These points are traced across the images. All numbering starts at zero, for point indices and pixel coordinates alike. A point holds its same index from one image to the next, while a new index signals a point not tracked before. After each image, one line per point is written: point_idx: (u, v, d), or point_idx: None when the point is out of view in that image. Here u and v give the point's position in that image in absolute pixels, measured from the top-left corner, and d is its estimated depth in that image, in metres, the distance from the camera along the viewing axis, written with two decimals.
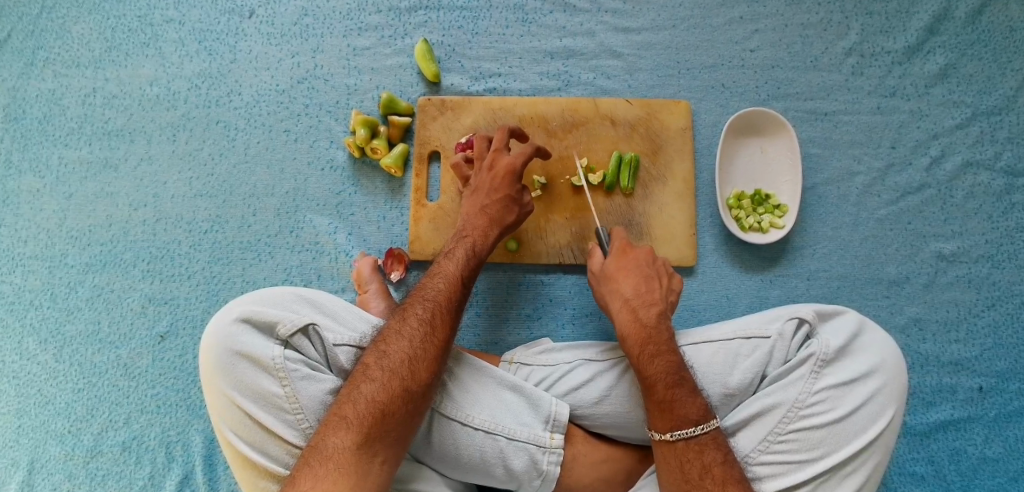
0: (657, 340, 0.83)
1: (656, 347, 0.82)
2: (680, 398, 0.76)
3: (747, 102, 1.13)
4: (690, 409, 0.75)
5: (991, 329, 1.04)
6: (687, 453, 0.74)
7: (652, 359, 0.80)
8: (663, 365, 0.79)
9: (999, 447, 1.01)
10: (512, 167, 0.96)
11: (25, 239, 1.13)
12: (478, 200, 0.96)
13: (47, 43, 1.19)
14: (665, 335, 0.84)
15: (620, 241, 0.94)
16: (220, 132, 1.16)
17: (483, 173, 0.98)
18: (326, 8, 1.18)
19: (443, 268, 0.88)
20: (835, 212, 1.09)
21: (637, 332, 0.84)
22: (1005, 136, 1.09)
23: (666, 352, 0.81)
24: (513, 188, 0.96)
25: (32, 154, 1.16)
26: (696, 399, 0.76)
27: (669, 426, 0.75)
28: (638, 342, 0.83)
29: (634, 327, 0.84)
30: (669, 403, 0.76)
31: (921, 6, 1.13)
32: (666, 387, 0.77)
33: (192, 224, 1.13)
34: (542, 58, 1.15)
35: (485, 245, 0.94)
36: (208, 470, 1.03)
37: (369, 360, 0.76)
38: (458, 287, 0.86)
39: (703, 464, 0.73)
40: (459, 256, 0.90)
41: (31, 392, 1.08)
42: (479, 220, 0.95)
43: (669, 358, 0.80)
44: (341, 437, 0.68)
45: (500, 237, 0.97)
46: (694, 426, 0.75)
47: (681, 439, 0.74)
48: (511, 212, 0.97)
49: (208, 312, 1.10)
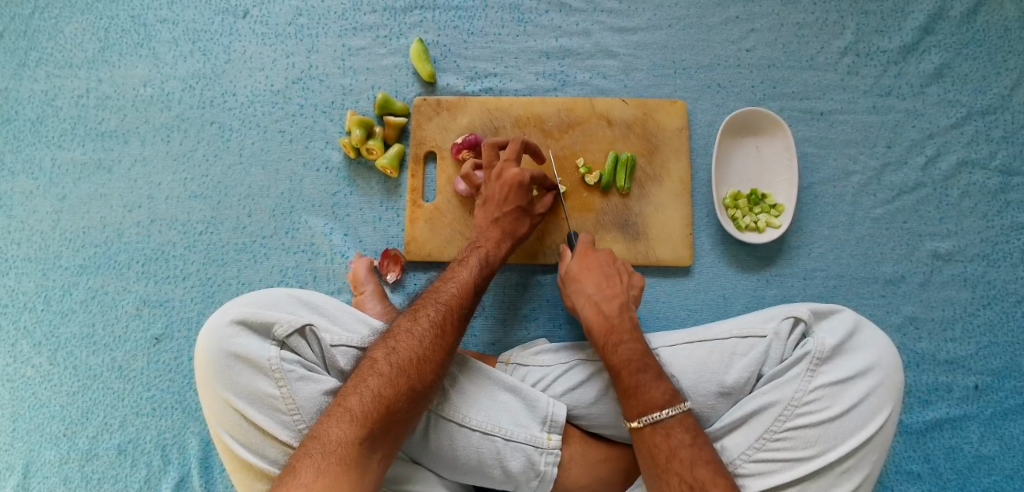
0: (620, 329, 0.85)
1: (619, 337, 0.83)
2: (645, 383, 0.77)
3: (743, 102, 1.13)
4: (655, 395, 0.76)
5: (986, 327, 1.05)
6: (654, 437, 0.74)
7: (617, 349, 0.82)
8: (628, 353, 0.81)
9: (995, 445, 1.01)
10: (521, 180, 0.96)
11: (19, 241, 1.12)
12: (490, 212, 0.97)
13: (40, 44, 1.18)
14: (628, 324, 0.85)
15: (582, 243, 0.96)
16: (214, 133, 1.16)
17: (493, 184, 0.98)
18: (321, 8, 1.18)
19: (456, 274, 0.88)
20: (832, 211, 1.09)
21: (600, 324, 0.86)
22: (1000, 135, 1.09)
23: (630, 340, 0.83)
24: (524, 199, 0.96)
25: (25, 156, 1.15)
26: (660, 384, 0.77)
27: (637, 413, 0.76)
28: (602, 334, 0.85)
29: (597, 319, 0.86)
30: (635, 390, 0.77)
31: (917, 6, 1.13)
32: (630, 374, 0.78)
33: (187, 225, 1.13)
34: (538, 58, 1.15)
35: (498, 256, 0.94)
36: (205, 473, 1.02)
37: (377, 354, 0.76)
38: (469, 294, 0.86)
39: (671, 447, 0.73)
40: (473, 264, 0.91)
41: (25, 395, 1.07)
42: (492, 232, 0.95)
43: (633, 346, 0.82)
44: (344, 429, 0.68)
45: (513, 249, 0.97)
46: (660, 410, 0.74)
47: (648, 424, 0.74)
48: (522, 223, 0.97)
49: (203, 314, 1.10)
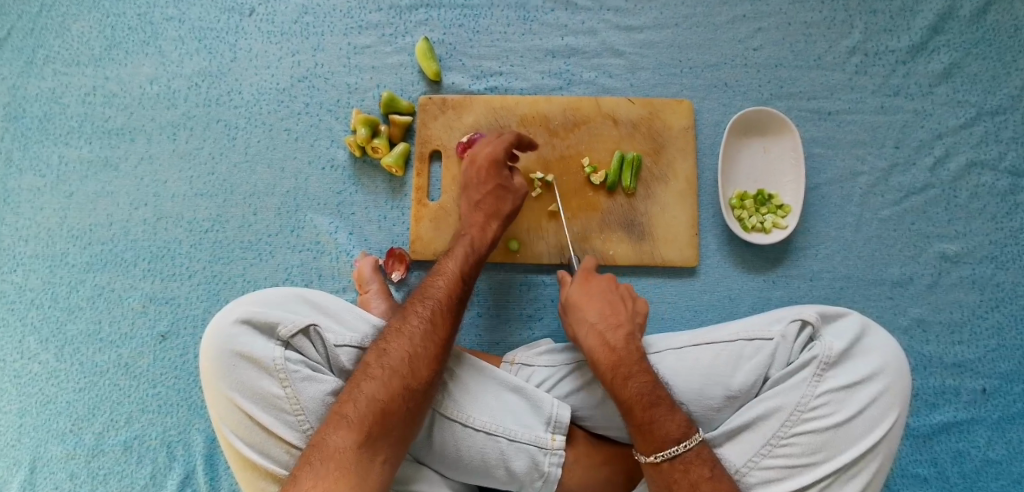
0: (627, 362, 0.82)
1: (628, 369, 0.81)
2: (659, 418, 0.76)
3: (750, 102, 1.12)
4: (671, 429, 0.75)
5: (994, 330, 1.04)
6: (673, 473, 0.74)
7: (626, 382, 0.79)
8: (637, 386, 0.79)
9: (1002, 449, 1.00)
10: (493, 157, 0.97)
11: (26, 239, 1.13)
12: (471, 196, 0.97)
13: (47, 41, 1.19)
14: (634, 356, 0.83)
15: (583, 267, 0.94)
16: (220, 131, 1.16)
17: (468, 169, 0.99)
18: (326, 6, 1.18)
19: (444, 267, 0.88)
20: (839, 212, 1.08)
21: (606, 357, 0.83)
22: (1010, 136, 1.08)
23: (638, 372, 0.80)
24: (501, 175, 0.97)
25: (32, 153, 1.15)
26: (674, 418, 0.76)
27: (653, 448, 0.75)
28: (608, 367, 0.81)
29: (603, 352, 0.83)
30: (649, 425, 0.76)
31: (926, 5, 1.12)
32: (644, 409, 0.77)
33: (193, 223, 1.13)
34: (544, 57, 1.15)
35: (485, 241, 0.94)
36: (210, 470, 1.03)
37: (368, 358, 0.76)
38: (459, 285, 0.86)
39: (691, 483, 0.72)
40: (460, 256, 0.90)
41: (32, 391, 1.08)
42: (477, 216, 0.96)
43: (642, 379, 0.80)
44: (342, 436, 0.68)
45: (502, 229, 0.97)
46: (677, 445, 0.74)
47: (665, 460, 0.74)
48: (505, 202, 0.97)
49: (208, 312, 1.10)
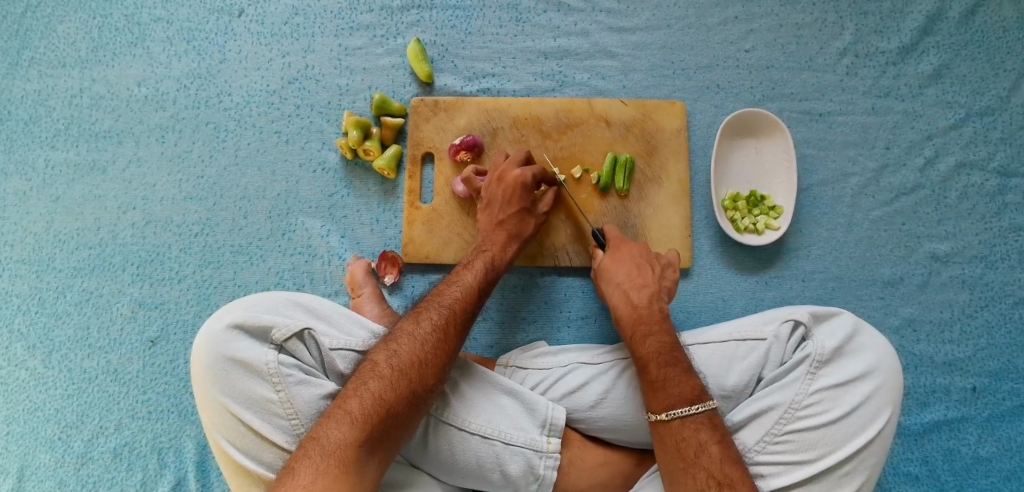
0: (648, 320, 0.86)
1: (648, 327, 0.85)
2: (672, 377, 0.78)
3: (742, 103, 1.13)
4: (684, 388, 0.76)
5: (984, 329, 1.05)
6: (683, 431, 0.73)
7: (645, 339, 0.83)
8: (655, 344, 0.82)
9: (992, 446, 1.01)
10: (523, 181, 0.97)
11: (12, 243, 1.11)
12: (493, 214, 0.97)
13: (32, 42, 1.17)
14: (657, 316, 0.87)
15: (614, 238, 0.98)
16: (210, 134, 1.14)
17: (494, 186, 0.98)
18: (317, 7, 1.17)
19: (461, 278, 0.89)
20: (830, 213, 1.09)
21: (630, 314, 0.88)
22: (999, 137, 1.09)
23: (658, 332, 0.84)
24: (525, 200, 0.97)
25: (18, 156, 1.14)
26: (689, 379, 0.77)
27: (664, 406, 0.75)
28: (630, 323, 0.86)
29: (627, 309, 0.88)
30: (662, 382, 0.77)
31: (915, 6, 1.13)
32: (659, 366, 0.79)
33: (182, 227, 1.12)
34: (537, 58, 1.14)
35: (504, 260, 0.94)
36: (202, 476, 1.02)
37: (378, 357, 0.75)
38: (474, 299, 0.86)
39: (699, 442, 0.72)
40: (478, 268, 0.91)
41: (19, 398, 1.06)
42: (498, 236, 0.96)
43: (661, 340, 0.83)
44: (344, 431, 0.67)
45: (519, 251, 0.98)
46: (689, 405, 0.74)
47: (676, 418, 0.74)
48: (527, 224, 0.98)
49: (199, 317, 1.09)
